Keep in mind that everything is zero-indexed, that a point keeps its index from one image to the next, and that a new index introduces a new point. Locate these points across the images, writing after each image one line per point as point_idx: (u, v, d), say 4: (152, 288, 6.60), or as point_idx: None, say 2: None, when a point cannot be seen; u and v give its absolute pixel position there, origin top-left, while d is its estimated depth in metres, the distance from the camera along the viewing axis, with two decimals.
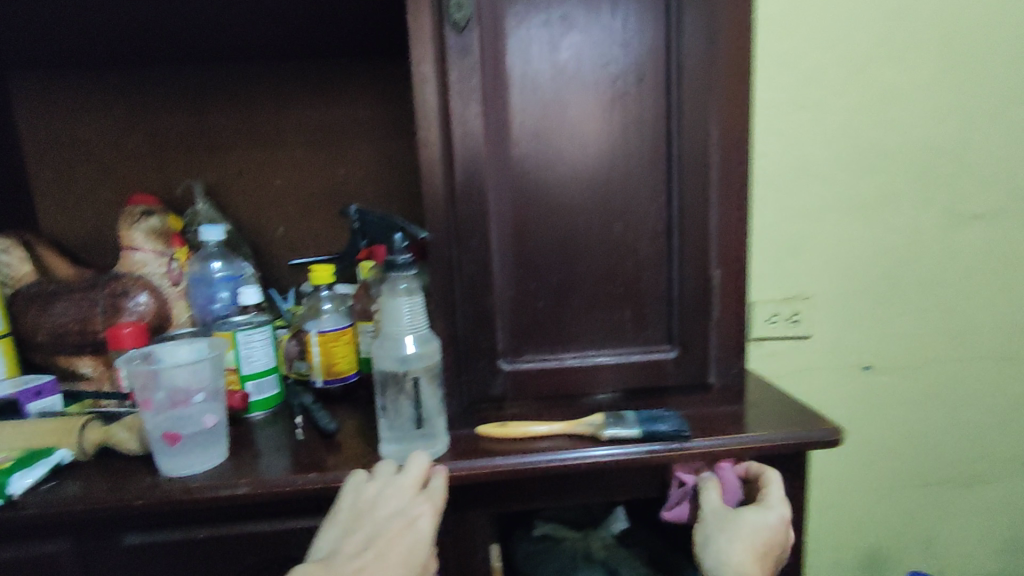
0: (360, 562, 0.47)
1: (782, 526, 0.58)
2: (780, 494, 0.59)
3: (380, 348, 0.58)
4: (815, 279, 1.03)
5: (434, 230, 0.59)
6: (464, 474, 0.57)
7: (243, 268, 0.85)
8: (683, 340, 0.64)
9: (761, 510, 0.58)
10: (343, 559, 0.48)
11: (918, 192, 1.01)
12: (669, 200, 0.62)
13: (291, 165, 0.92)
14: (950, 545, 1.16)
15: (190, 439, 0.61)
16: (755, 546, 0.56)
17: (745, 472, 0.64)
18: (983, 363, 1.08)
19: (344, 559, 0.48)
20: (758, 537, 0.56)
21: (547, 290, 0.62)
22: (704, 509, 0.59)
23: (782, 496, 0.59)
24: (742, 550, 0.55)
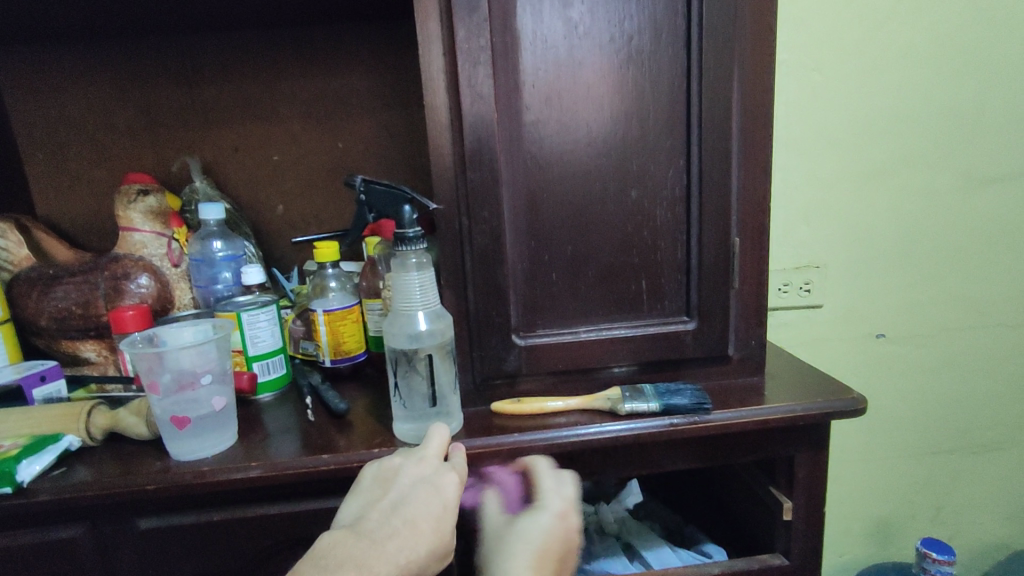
0: (391, 528, 0.46)
1: (557, 526, 0.54)
2: (553, 488, 0.55)
3: (392, 325, 0.56)
4: (829, 246, 1.01)
5: (444, 201, 0.57)
6: (479, 451, 0.56)
7: (243, 247, 0.82)
8: (702, 311, 0.62)
9: (535, 513, 0.54)
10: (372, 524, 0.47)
11: (935, 154, 0.98)
12: (687, 165, 0.59)
13: (290, 138, 0.89)
14: (962, 511, 1.16)
15: (199, 423, 0.60)
16: (531, 554, 0.51)
17: (519, 470, 0.58)
18: (998, 329, 1.06)
19: (372, 526, 0.47)
20: (536, 546, 0.52)
21: (561, 262, 0.60)
22: (486, 525, 0.55)
23: (556, 491, 0.55)
24: (527, 561, 0.51)
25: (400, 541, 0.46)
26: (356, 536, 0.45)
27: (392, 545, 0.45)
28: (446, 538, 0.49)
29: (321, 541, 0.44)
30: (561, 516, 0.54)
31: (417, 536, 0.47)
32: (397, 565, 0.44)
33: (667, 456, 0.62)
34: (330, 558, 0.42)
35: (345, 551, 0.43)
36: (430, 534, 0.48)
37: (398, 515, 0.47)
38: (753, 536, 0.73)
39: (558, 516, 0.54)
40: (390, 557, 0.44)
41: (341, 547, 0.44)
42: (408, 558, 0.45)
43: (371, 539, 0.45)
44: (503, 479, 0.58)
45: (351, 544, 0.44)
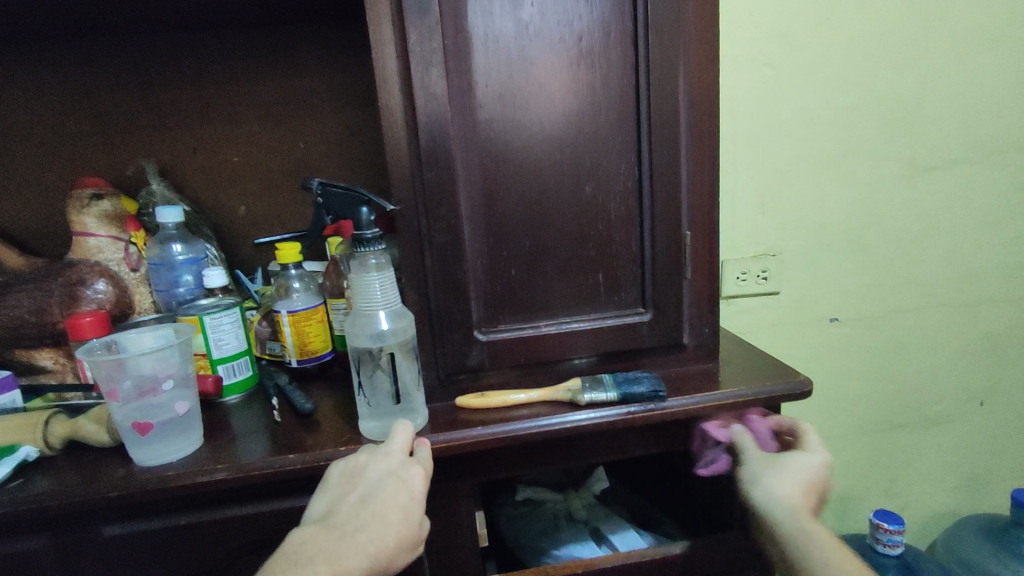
0: (359, 520, 0.49)
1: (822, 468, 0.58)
2: (816, 437, 0.60)
3: (354, 325, 0.57)
4: (783, 235, 1.04)
5: (402, 200, 0.58)
6: (444, 446, 0.58)
7: (204, 249, 0.81)
8: (657, 302, 0.64)
9: (803, 453, 0.59)
10: (341, 518, 0.49)
11: (880, 144, 1.02)
12: (639, 161, 0.61)
13: (248, 138, 0.88)
14: (913, 483, 1.21)
15: (161, 428, 0.59)
16: (796, 484, 0.56)
17: (776, 425, 0.64)
18: (942, 309, 1.12)
19: (340, 520, 0.49)
20: (801, 479, 0.57)
21: (520, 257, 0.61)
22: (745, 456, 0.60)
23: (821, 441, 0.60)
24: (790, 488, 0.56)
25: (369, 532, 0.48)
26: (327, 531, 0.48)
27: (362, 537, 0.48)
28: (415, 526, 0.51)
29: (292, 539, 0.47)
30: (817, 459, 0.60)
31: (385, 527, 0.49)
32: (367, 555, 0.47)
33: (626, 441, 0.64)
34: (301, 556, 0.46)
35: (315, 547, 0.46)
36: (399, 524, 0.50)
37: (366, 508, 0.50)
38: (713, 515, 0.76)
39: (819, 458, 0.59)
40: (360, 548, 0.47)
41: (312, 543, 0.47)
42: (377, 548, 0.48)
43: (341, 533, 0.48)
44: (760, 429, 0.62)
45: (321, 539, 0.47)
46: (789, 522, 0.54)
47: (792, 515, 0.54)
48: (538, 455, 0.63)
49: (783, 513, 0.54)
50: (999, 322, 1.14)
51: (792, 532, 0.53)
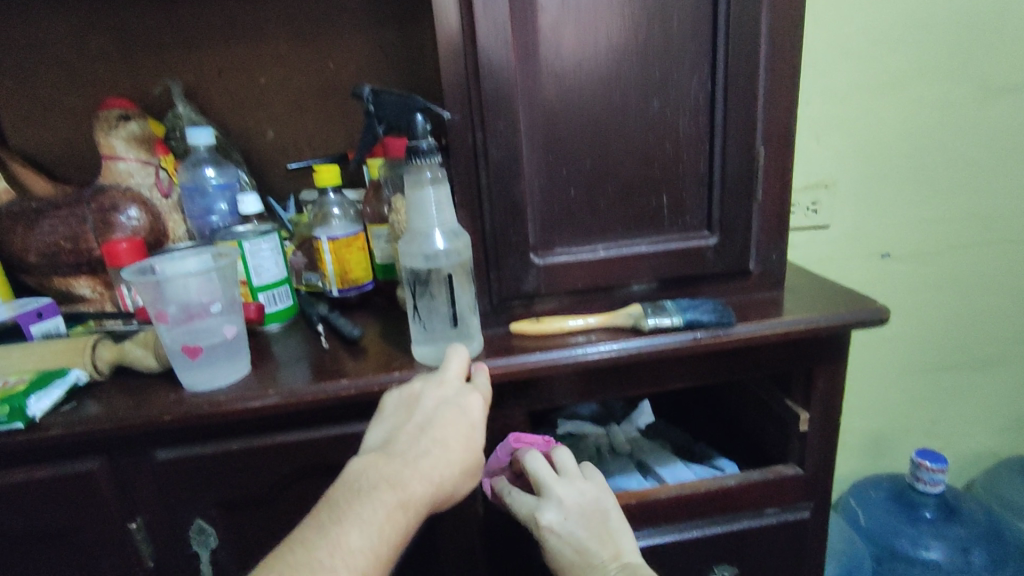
0: (422, 447, 0.47)
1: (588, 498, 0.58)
2: (569, 466, 0.60)
3: (407, 244, 0.53)
4: (839, 164, 0.98)
5: (456, 111, 0.53)
6: (502, 371, 0.56)
7: (236, 175, 0.78)
8: (724, 225, 0.60)
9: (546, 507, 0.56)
10: (402, 445, 0.47)
11: (952, 64, 0.94)
12: (713, 68, 0.56)
13: (276, 58, 0.83)
14: (953, 424, 1.19)
15: (210, 352, 0.57)
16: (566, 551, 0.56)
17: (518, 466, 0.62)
18: (1001, 245, 1.06)
19: (401, 446, 0.47)
20: (567, 541, 0.56)
21: (580, 176, 0.57)
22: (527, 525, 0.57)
23: (570, 467, 0.60)
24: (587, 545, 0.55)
25: (432, 460, 0.46)
26: (387, 458, 0.45)
27: (425, 464, 0.46)
28: (475, 454, 0.49)
29: (352, 466, 0.44)
30: (577, 483, 0.59)
31: (448, 455, 0.47)
32: (432, 482, 0.45)
33: (687, 370, 0.62)
34: (365, 482, 0.43)
35: (379, 474, 0.44)
36: (460, 452, 0.48)
37: (426, 436, 0.47)
38: (766, 449, 0.75)
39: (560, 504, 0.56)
40: (424, 475, 0.45)
41: (375, 470, 0.44)
42: (441, 476, 0.46)
43: (403, 459, 0.45)
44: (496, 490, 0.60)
45: (384, 466, 0.45)
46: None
47: None
48: (595, 383, 0.61)
49: None
50: None
51: None
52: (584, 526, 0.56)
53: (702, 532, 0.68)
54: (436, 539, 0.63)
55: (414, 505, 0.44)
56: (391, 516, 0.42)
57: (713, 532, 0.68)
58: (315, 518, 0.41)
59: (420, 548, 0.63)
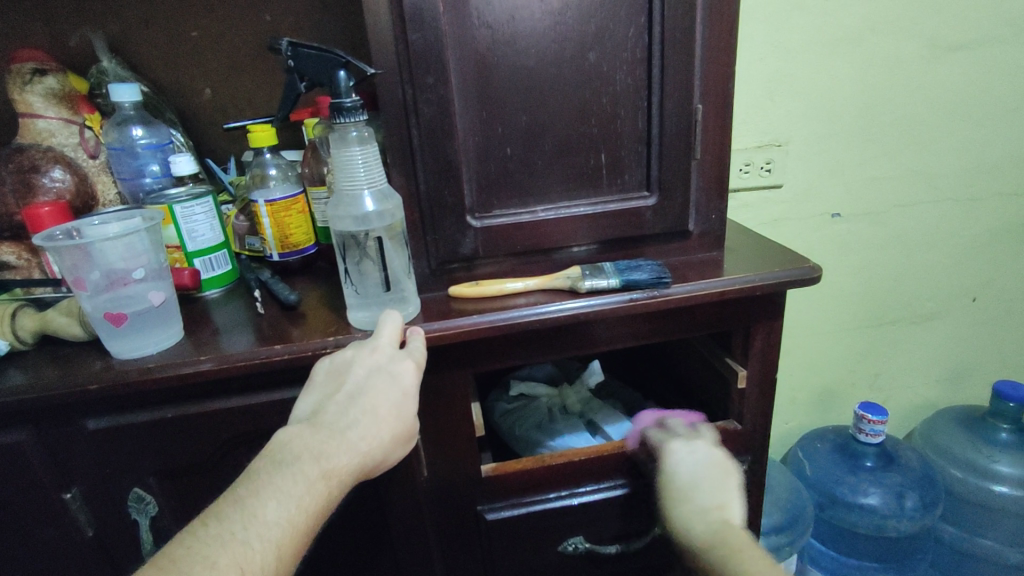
0: (350, 418, 0.47)
1: (719, 457, 0.59)
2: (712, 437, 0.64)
3: (336, 208, 0.52)
4: (791, 123, 0.98)
5: (383, 66, 0.51)
6: (438, 334, 0.55)
7: (169, 135, 0.74)
8: (663, 185, 0.60)
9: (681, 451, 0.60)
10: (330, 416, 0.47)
11: (901, 21, 0.94)
12: (650, 22, 0.54)
13: (207, 9, 0.79)
14: (897, 378, 1.24)
15: (137, 319, 0.56)
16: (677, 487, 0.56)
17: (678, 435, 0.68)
18: (947, 204, 1.09)
19: (329, 417, 0.47)
20: (684, 481, 0.56)
21: (516, 134, 0.56)
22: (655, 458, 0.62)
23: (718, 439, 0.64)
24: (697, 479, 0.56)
25: (360, 430, 0.46)
26: (314, 429, 0.45)
27: (352, 434, 0.46)
28: (407, 422, 0.50)
29: (278, 438, 0.44)
30: (713, 449, 0.61)
31: (377, 425, 0.47)
32: (359, 452, 0.46)
33: (627, 331, 0.62)
34: (288, 454, 0.43)
35: (304, 446, 0.44)
36: (390, 421, 0.48)
37: (355, 405, 0.47)
38: (709, 406, 0.77)
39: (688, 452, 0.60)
40: (351, 446, 0.45)
41: (300, 441, 0.44)
42: (368, 446, 0.46)
43: (330, 430, 0.45)
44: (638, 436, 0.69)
45: (309, 437, 0.45)
46: (680, 528, 0.50)
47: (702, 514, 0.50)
48: (536, 345, 0.61)
49: (703, 510, 0.51)
50: (1001, 216, 1.11)
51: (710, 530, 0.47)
52: (706, 471, 0.57)
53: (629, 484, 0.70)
54: (381, 499, 0.64)
55: (339, 475, 0.44)
56: (313, 489, 0.42)
57: (637, 484, 0.70)
58: (234, 490, 0.41)
59: (364, 510, 0.64)
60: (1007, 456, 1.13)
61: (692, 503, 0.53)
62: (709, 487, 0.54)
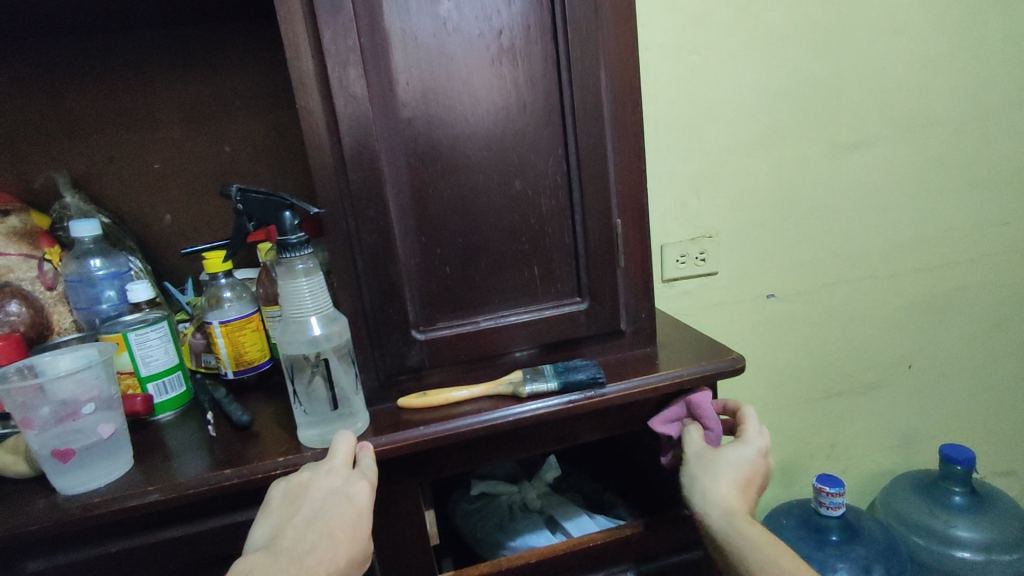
0: (308, 543, 0.47)
1: (762, 458, 0.60)
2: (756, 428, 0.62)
3: (285, 334, 0.56)
4: (718, 216, 1.05)
5: (328, 203, 0.56)
6: (386, 448, 0.57)
7: (127, 263, 0.78)
8: (593, 291, 0.65)
9: (738, 446, 0.60)
10: (288, 542, 0.47)
11: (802, 127, 1.04)
12: (566, 152, 0.61)
13: (168, 144, 0.85)
14: (851, 447, 1.28)
15: (85, 453, 0.56)
16: (735, 480, 0.57)
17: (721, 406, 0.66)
18: (872, 281, 1.16)
19: (286, 544, 0.47)
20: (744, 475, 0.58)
21: (453, 254, 0.61)
22: (691, 449, 0.61)
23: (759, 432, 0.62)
24: (731, 480, 0.57)
25: (318, 555, 0.47)
26: (272, 557, 0.46)
27: (310, 560, 0.46)
28: (362, 545, 0.50)
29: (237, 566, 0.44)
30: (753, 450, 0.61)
31: (334, 548, 0.48)
32: None
33: (571, 430, 0.65)
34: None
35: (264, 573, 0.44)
36: (347, 545, 0.49)
37: (312, 530, 0.48)
38: (661, 494, 0.79)
39: (761, 455, 0.60)
40: (309, 571, 0.45)
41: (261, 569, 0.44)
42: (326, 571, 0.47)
43: (288, 557, 0.46)
44: (711, 413, 0.62)
45: (268, 565, 0.45)
46: (729, 523, 0.54)
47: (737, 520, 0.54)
48: (485, 449, 0.63)
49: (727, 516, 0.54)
50: (922, 288, 1.19)
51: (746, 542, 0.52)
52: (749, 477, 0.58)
53: None
54: None
55: None
56: None
57: None
58: None
59: None
60: (963, 520, 1.18)
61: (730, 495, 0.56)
62: (745, 490, 0.57)
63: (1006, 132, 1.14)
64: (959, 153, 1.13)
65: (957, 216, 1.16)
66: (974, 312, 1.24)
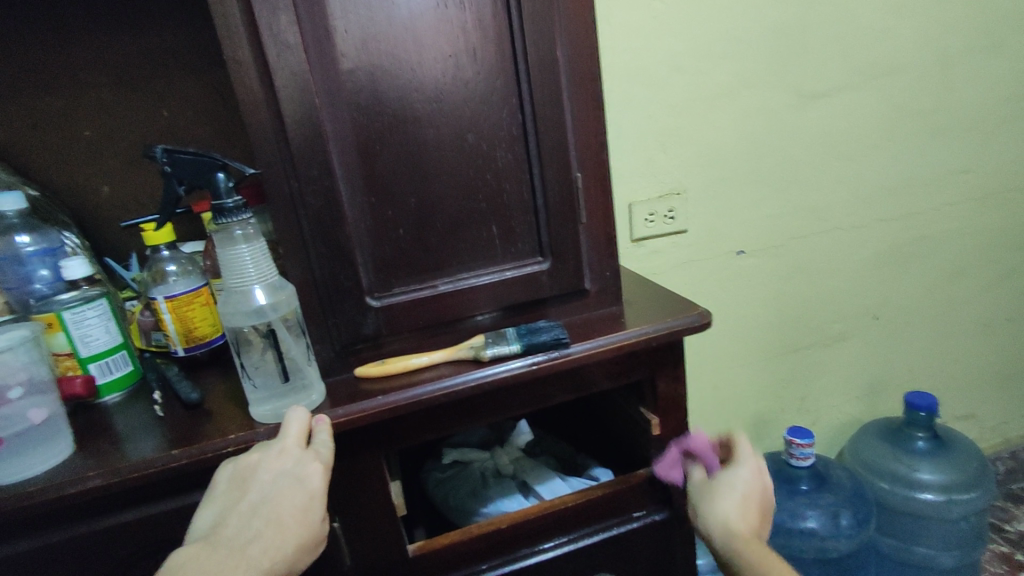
0: (251, 531, 0.45)
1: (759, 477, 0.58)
2: (747, 448, 0.61)
3: (226, 305, 0.53)
4: (686, 173, 1.03)
5: (266, 163, 0.53)
6: (342, 419, 0.54)
7: (61, 240, 0.73)
8: (555, 250, 0.63)
9: (734, 470, 0.58)
10: (230, 531, 0.45)
11: (769, 77, 1.01)
12: (522, 102, 0.58)
13: (99, 110, 0.79)
14: (820, 399, 1.30)
15: (16, 441, 0.53)
16: (731, 498, 0.55)
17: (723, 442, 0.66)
18: (840, 233, 1.16)
19: (228, 533, 0.45)
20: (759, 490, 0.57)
21: (406, 215, 0.58)
22: (692, 489, 0.61)
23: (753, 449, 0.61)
24: (729, 499, 0.55)
25: (262, 543, 0.45)
26: (211, 548, 0.44)
27: (253, 550, 0.44)
28: (315, 528, 0.48)
29: (172, 560, 0.42)
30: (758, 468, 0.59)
31: (280, 535, 0.46)
32: (260, 568, 0.44)
33: (537, 392, 0.63)
34: None
35: (199, 568, 0.42)
36: (296, 529, 0.47)
37: (257, 517, 0.46)
38: (633, 453, 0.78)
39: (755, 470, 0.58)
40: (250, 562, 0.44)
41: (196, 564, 0.42)
42: (271, 560, 0.45)
43: (228, 548, 0.44)
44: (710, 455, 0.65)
45: (206, 558, 0.43)
46: (724, 539, 0.52)
47: (730, 532, 0.52)
48: (449, 416, 0.61)
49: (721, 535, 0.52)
50: (888, 239, 1.20)
51: (741, 550, 0.49)
52: (741, 495, 0.56)
53: (580, 543, 0.70)
54: None
55: None
56: None
57: (588, 542, 0.70)
58: None
59: None
60: (927, 464, 1.22)
61: (741, 506, 0.55)
62: (745, 507, 0.55)
63: (969, 80, 1.13)
64: (925, 101, 1.12)
65: (921, 165, 1.16)
66: (937, 261, 1.25)
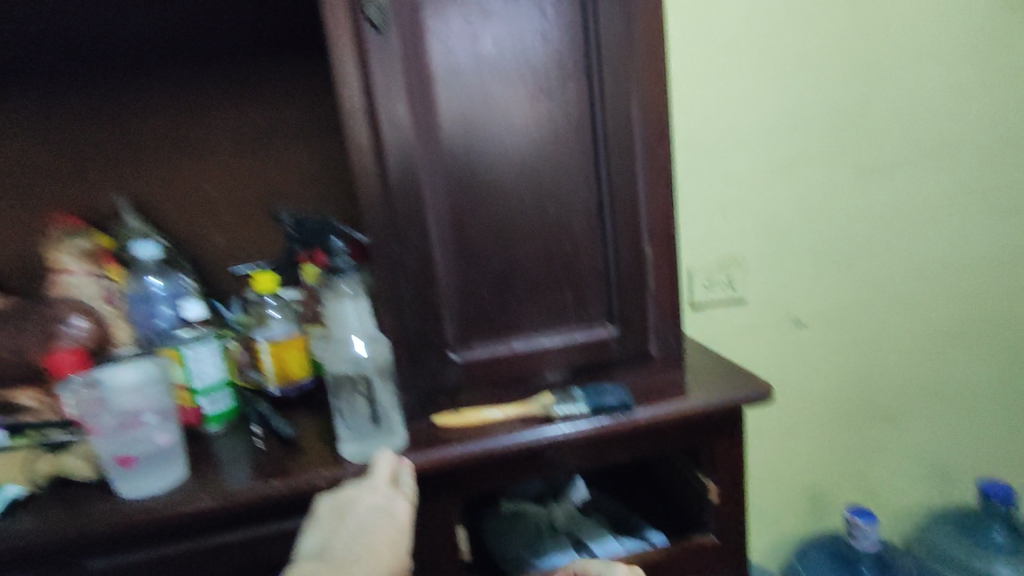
0: (353, 557, 0.51)
1: None
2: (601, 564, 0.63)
3: (331, 352, 0.61)
4: (746, 244, 1.06)
5: (375, 230, 0.60)
6: (424, 463, 0.60)
7: (183, 283, 0.84)
8: (623, 317, 0.68)
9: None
10: (335, 557, 0.51)
11: (831, 155, 1.05)
12: (598, 182, 0.64)
13: (220, 170, 0.90)
14: (883, 478, 1.25)
15: (144, 460, 0.60)
16: None
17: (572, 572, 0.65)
18: (904, 309, 1.16)
19: (334, 560, 0.50)
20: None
21: (489, 279, 0.64)
22: None
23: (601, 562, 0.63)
24: None
25: (364, 569, 0.51)
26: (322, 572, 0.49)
27: (357, 573, 0.50)
28: (402, 557, 0.54)
29: None
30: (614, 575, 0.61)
31: (377, 563, 0.52)
32: None
33: (601, 451, 0.66)
34: None
35: None
36: (389, 559, 0.53)
37: (357, 545, 0.51)
38: (689, 519, 0.79)
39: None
40: None
41: None
42: None
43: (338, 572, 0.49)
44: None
45: None
46: None
47: None
48: (517, 468, 0.65)
49: None
50: (956, 317, 1.18)
51: None
52: None
53: None
54: None
55: None
56: None
57: None
58: None
59: None
60: (1003, 559, 1.15)
61: None
62: None
63: None
64: (994, 182, 1.12)
65: (990, 244, 1.15)
66: (1009, 342, 1.22)
